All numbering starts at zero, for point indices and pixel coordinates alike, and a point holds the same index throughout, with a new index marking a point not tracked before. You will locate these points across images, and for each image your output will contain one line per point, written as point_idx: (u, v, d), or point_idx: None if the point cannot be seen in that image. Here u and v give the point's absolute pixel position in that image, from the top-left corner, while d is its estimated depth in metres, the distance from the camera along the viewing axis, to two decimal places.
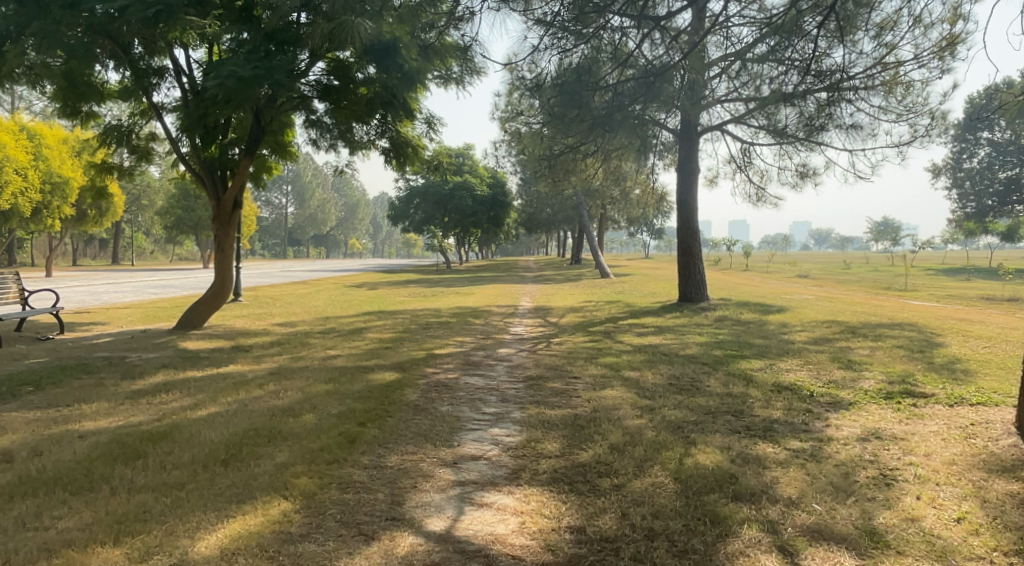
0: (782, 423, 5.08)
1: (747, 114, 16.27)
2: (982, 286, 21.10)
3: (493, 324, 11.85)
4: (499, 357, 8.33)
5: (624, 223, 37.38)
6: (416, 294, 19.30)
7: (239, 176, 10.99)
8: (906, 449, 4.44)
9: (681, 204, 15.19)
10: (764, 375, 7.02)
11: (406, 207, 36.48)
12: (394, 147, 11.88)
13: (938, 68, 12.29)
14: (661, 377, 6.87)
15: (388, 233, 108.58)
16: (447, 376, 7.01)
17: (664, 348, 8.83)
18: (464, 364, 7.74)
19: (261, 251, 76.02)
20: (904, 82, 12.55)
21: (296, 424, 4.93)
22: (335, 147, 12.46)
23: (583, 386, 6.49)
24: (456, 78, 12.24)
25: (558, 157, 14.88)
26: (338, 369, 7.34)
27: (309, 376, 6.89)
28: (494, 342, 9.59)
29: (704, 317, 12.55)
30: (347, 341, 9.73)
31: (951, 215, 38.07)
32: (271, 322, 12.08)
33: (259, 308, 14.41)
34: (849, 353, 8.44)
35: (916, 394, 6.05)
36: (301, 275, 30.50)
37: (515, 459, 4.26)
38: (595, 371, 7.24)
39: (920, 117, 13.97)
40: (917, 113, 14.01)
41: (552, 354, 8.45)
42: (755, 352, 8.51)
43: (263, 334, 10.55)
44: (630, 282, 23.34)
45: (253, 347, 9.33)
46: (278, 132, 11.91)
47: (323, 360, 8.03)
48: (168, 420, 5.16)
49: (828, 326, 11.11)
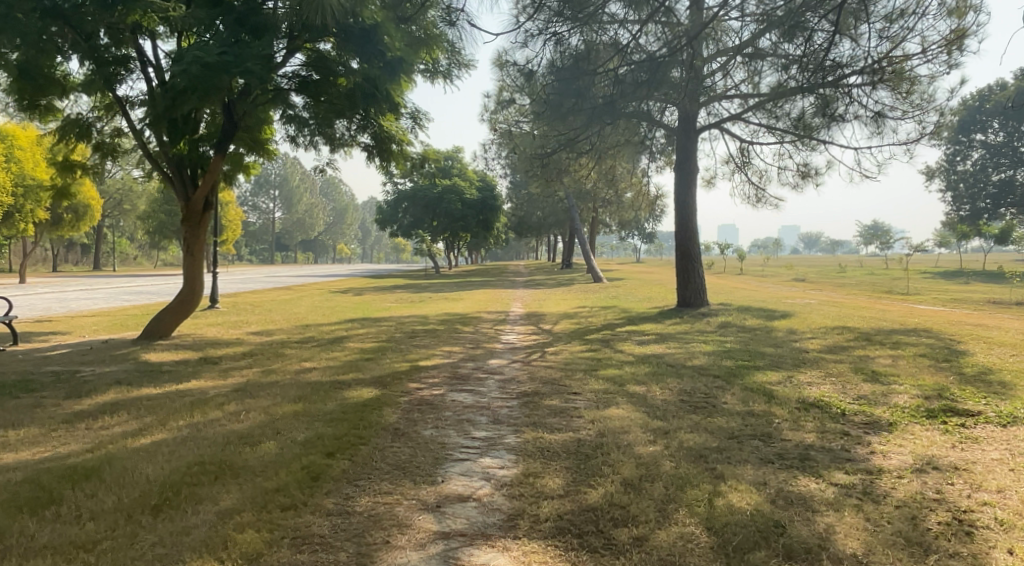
0: (819, 450, 4.39)
1: (745, 112, 15.67)
2: (985, 290, 20.39)
3: (484, 332, 11.10)
4: (490, 369, 7.59)
5: (616, 227, 36.78)
6: (404, 300, 18.57)
7: (209, 174, 10.14)
8: (973, 483, 3.75)
9: (680, 204, 14.52)
10: (784, 389, 6.33)
11: (394, 212, 35.74)
12: (377, 144, 11.10)
13: (947, 62, 11.74)
14: (672, 393, 6.16)
15: (377, 238, 107.50)
16: (432, 392, 6.26)
17: (669, 358, 8.12)
18: (452, 379, 7.00)
19: (247, 256, 74.88)
20: (911, 78, 11.99)
21: (251, 456, 4.16)
22: (315, 145, 11.73)
23: (585, 404, 5.76)
24: (444, 71, 11.60)
25: (551, 157, 14.22)
26: (312, 384, 6.58)
27: (277, 394, 6.12)
28: (484, 352, 8.86)
29: (706, 324, 11.87)
30: (325, 352, 8.97)
31: (945, 218, 37.59)
32: (246, 331, 11.28)
33: (236, 315, 13.59)
34: (870, 363, 7.76)
35: (960, 411, 5.37)
36: (286, 280, 29.66)
37: (511, 501, 3.55)
38: (597, 386, 6.51)
39: (926, 115, 13.39)
40: (924, 110, 13.43)
41: (548, 366, 7.72)
42: (769, 363, 7.82)
43: (235, 344, 9.78)
44: (624, 286, 22.67)
45: (222, 359, 8.56)
46: (253, 128, 11.15)
47: (297, 373, 7.28)
48: (102, 451, 4.41)
49: (839, 333, 10.44)
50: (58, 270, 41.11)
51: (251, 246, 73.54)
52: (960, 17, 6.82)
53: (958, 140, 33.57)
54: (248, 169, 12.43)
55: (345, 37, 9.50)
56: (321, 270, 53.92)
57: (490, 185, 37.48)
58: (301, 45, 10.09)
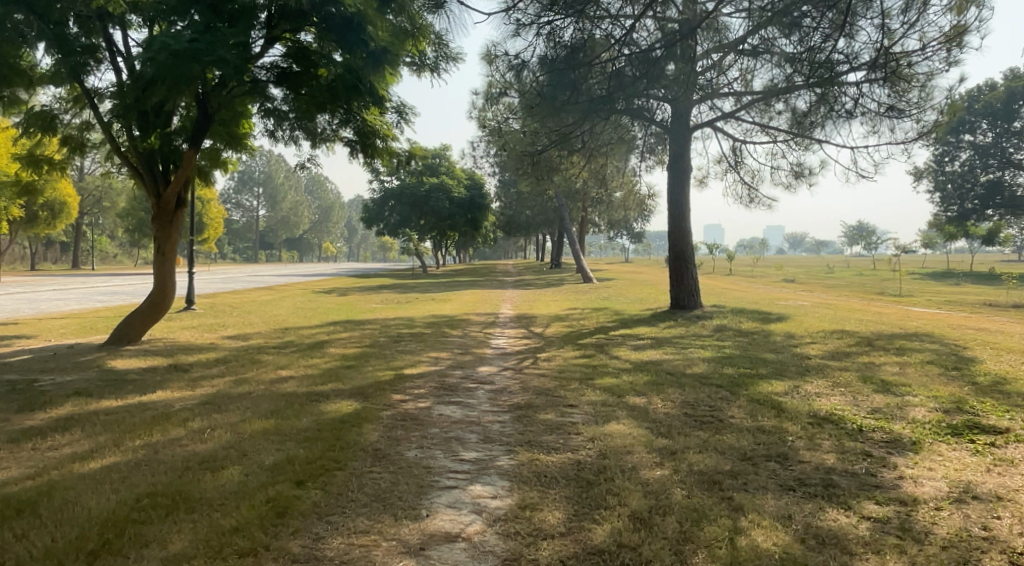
0: (843, 475, 3.99)
1: (738, 110, 15.35)
2: (979, 292, 20.12)
3: (472, 336, 10.64)
4: (478, 378, 7.14)
5: (604, 226, 36.33)
6: (389, 301, 18.11)
7: (182, 169, 9.60)
8: (1021, 517, 3.37)
9: (672, 204, 14.20)
10: (793, 401, 5.95)
11: (380, 210, 35.16)
12: (360, 139, 10.57)
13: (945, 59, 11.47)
14: (675, 406, 5.75)
15: (363, 236, 106.51)
16: (417, 406, 5.80)
17: (667, 366, 7.70)
18: (438, 389, 6.55)
19: (231, 254, 73.80)
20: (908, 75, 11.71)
21: (211, 485, 3.71)
22: (295, 140, 11.23)
23: (583, 419, 5.32)
24: (431, 65, 11.17)
25: (542, 155, 13.80)
26: (288, 396, 6.10)
27: (248, 408, 5.64)
28: (472, 358, 8.40)
29: (701, 327, 11.48)
30: (304, 359, 8.48)
31: (933, 219, 37.46)
32: (222, 334, 10.76)
33: (213, 317, 13.05)
34: (877, 372, 7.40)
35: (986, 428, 5.00)
36: (268, 280, 28.98)
37: (505, 543, 3.13)
38: (594, 398, 6.08)
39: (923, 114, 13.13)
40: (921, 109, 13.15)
41: (540, 374, 7.28)
42: (773, 371, 7.42)
43: (209, 350, 9.26)
44: (614, 287, 22.29)
45: (194, 367, 8.04)
46: (230, 122, 10.64)
47: (272, 383, 6.79)
48: (43, 477, 3.93)
49: (840, 338, 10.07)
50: (34, 268, 40.15)
51: (235, 244, 72.55)
52: (963, 12, 6.57)
53: (947, 140, 33.15)
54: (226, 166, 11.91)
55: (327, 26, 9.07)
56: (305, 269, 53.04)
57: (478, 184, 36.96)
58: (281, 35, 9.64)
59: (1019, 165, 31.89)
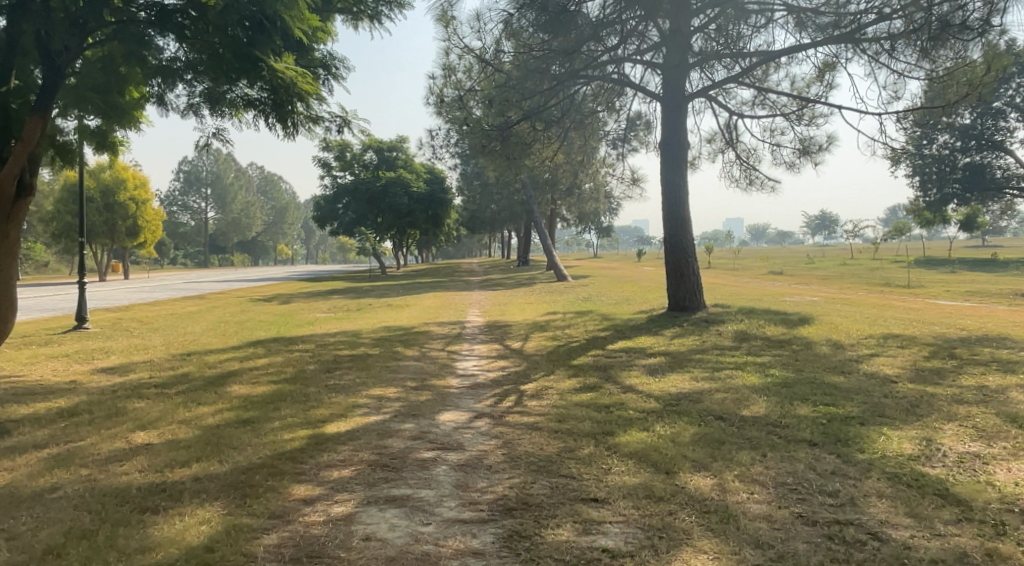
0: None
1: (735, 77, 13.13)
2: (993, 281, 18.13)
3: (432, 358, 8.12)
4: (437, 439, 4.63)
5: (574, 220, 33.95)
6: (337, 309, 15.45)
7: (21, 143, 6.50)
8: None
9: (670, 188, 11.82)
10: (952, 474, 3.64)
11: (333, 208, 32.03)
12: (272, 99, 7.60)
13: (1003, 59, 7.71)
14: (774, 501, 3.34)
15: (319, 237, 102.29)
16: (329, 515, 3.31)
17: (712, 406, 5.28)
18: (374, 466, 4.06)
19: (181, 259, 69.56)
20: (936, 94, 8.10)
21: None
22: (195, 109, 8.39)
23: (627, 547, 2.92)
24: (371, 11, 8.59)
25: (514, 128, 10.80)
26: (104, 503, 3.51)
27: (13, 547, 3.04)
28: (431, 397, 5.94)
29: (720, 336, 9.19)
30: (187, 405, 5.87)
31: (910, 205, 35.87)
32: (97, 366, 8.04)
33: (102, 340, 10.23)
34: (1016, 404, 5.15)
35: None
36: (206, 287, 26.08)
37: None
38: (628, 480, 3.66)
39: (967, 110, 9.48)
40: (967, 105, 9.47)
41: (530, 427, 4.84)
42: (867, 409, 5.09)
43: (61, 394, 6.54)
44: (594, 285, 20.09)
45: (14, 428, 5.37)
46: (108, 86, 7.64)
47: (101, 468, 4.16)
48: None
49: (905, 348, 7.78)
50: None
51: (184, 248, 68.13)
52: None
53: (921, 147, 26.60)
54: (110, 146, 9.05)
55: None
56: (257, 273, 49.71)
57: (438, 178, 34.26)
58: None
59: (1000, 147, 28.63)
